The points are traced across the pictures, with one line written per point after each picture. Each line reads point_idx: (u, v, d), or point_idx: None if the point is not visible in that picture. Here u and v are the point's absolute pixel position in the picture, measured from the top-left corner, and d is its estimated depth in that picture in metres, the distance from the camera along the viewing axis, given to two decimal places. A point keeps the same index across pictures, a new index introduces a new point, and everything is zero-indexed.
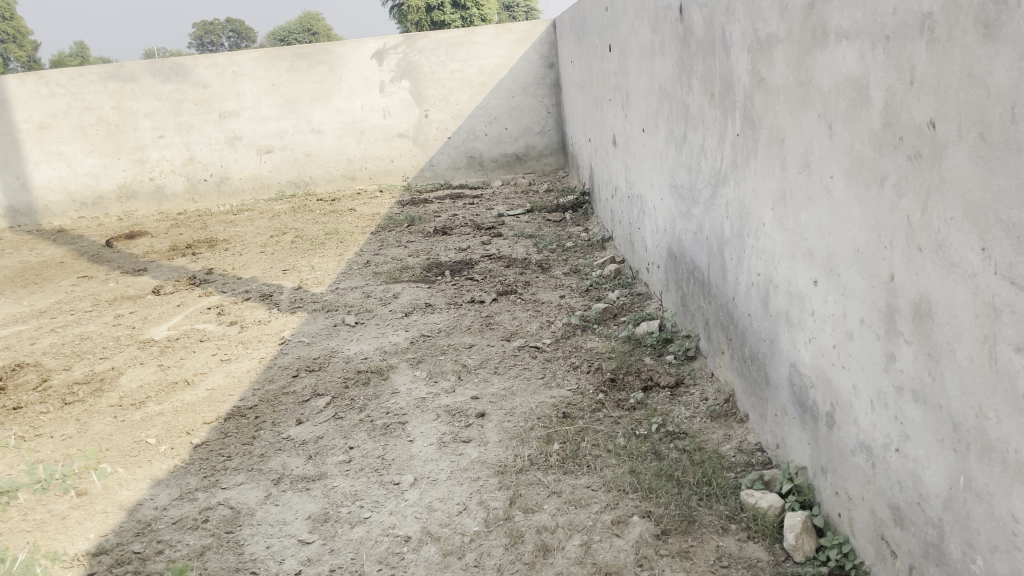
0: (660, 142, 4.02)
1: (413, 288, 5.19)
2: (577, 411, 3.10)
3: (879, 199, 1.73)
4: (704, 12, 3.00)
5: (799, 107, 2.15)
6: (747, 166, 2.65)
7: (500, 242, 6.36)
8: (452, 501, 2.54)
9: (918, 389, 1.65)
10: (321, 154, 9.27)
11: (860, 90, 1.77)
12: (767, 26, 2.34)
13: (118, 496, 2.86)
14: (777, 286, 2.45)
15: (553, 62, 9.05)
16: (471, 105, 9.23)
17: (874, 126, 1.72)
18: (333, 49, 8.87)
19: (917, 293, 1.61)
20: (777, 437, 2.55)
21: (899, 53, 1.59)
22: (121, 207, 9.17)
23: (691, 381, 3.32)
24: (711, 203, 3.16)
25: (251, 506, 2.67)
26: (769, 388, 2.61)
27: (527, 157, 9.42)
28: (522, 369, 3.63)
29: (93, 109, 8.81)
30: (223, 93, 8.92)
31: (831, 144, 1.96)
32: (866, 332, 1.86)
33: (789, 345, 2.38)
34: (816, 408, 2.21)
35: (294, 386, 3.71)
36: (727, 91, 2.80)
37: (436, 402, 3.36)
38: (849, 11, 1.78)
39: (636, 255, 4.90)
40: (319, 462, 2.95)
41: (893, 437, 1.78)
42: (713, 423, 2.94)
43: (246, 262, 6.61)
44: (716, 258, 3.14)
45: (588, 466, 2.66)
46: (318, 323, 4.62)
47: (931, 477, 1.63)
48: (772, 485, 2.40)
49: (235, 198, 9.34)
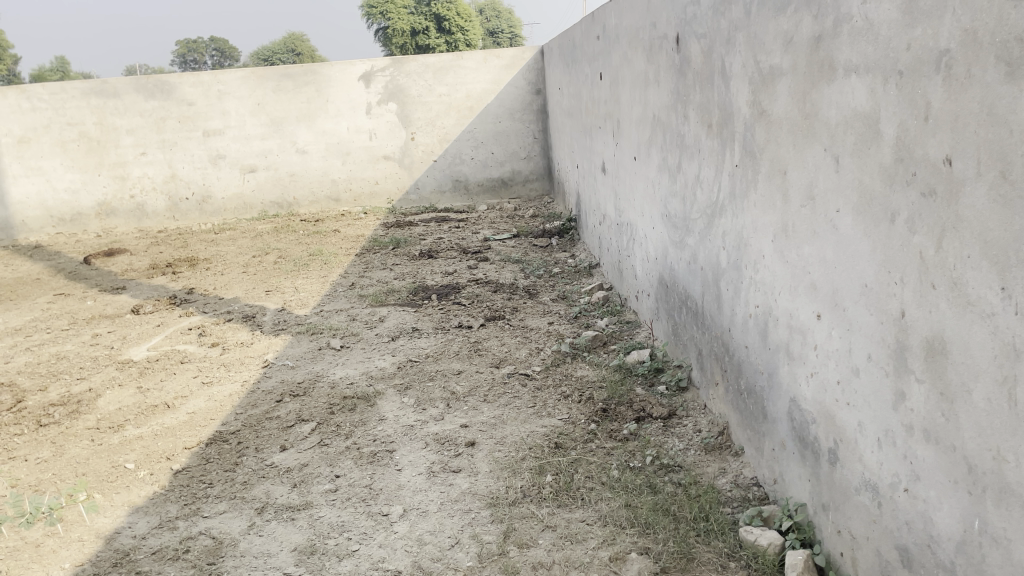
0: (652, 170, 4.02)
1: (400, 311, 5.13)
2: (569, 442, 3.05)
3: (889, 235, 1.72)
4: (703, 43, 3.00)
5: (803, 140, 2.14)
6: (745, 198, 2.63)
7: (486, 266, 6.32)
8: (443, 534, 2.47)
9: (929, 428, 1.62)
10: (305, 174, 9.21)
11: (869, 124, 1.76)
12: (770, 58, 2.33)
13: (94, 523, 2.76)
14: (777, 318, 2.43)
15: (540, 88, 9.09)
16: (458, 129, 9.23)
17: (885, 161, 1.71)
18: (321, 70, 8.87)
19: (930, 332, 1.59)
20: (774, 472, 2.51)
21: (912, 89, 1.58)
22: (101, 224, 9.04)
23: (684, 413, 3.29)
24: (706, 233, 3.15)
25: (235, 536, 2.58)
26: (766, 422, 2.58)
27: (513, 182, 9.42)
28: (512, 397, 3.57)
29: (75, 124, 8.70)
30: (207, 111, 8.85)
31: (837, 179, 1.95)
32: (874, 369, 1.84)
33: (789, 379, 2.36)
34: (818, 444, 2.18)
35: (278, 410, 3.63)
36: (726, 121, 2.79)
37: (425, 430, 3.29)
38: (859, 45, 1.78)
39: (625, 283, 4.89)
40: (305, 491, 2.87)
41: (901, 476, 1.74)
42: (707, 456, 2.90)
43: (227, 282, 6.50)
44: (711, 288, 3.12)
45: (583, 500, 2.60)
46: (303, 346, 4.54)
47: (943, 519, 1.60)
48: (771, 521, 2.36)
49: (217, 217, 9.23)
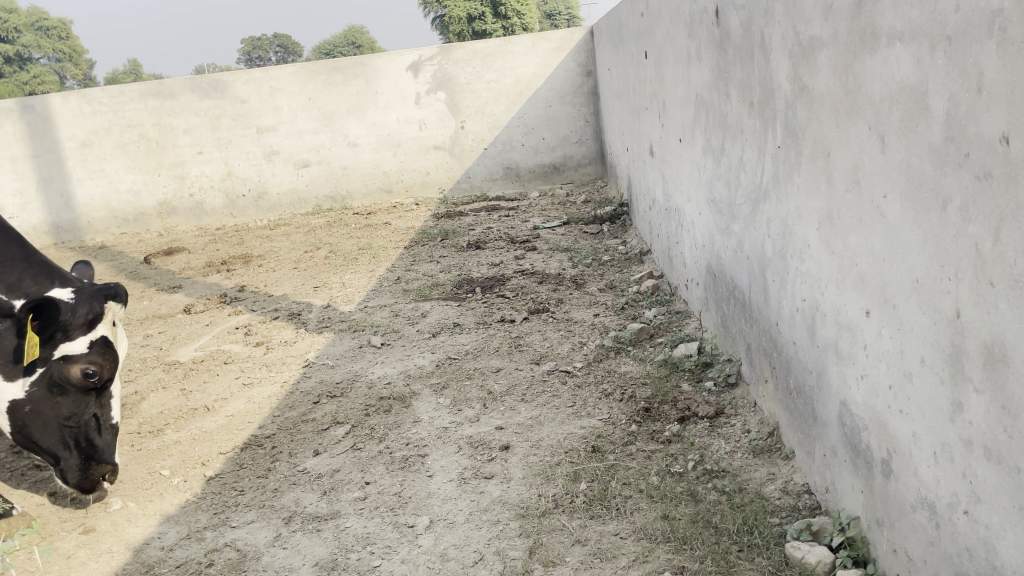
0: (697, 152, 3.79)
1: (443, 306, 5.03)
2: (608, 445, 2.89)
3: (940, 225, 1.51)
4: (742, 15, 2.78)
5: (846, 118, 1.93)
6: (790, 182, 2.41)
7: (534, 256, 6.16)
8: (469, 549, 2.38)
9: (990, 446, 1.42)
10: (357, 167, 9.19)
11: (917, 99, 1.55)
12: (810, 28, 2.12)
13: (125, 534, 2.74)
14: (824, 314, 2.22)
15: (591, 70, 8.87)
16: (508, 115, 9.08)
17: (934, 140, 1.50)
18: (369, 62, 8.86)
19: (989, 336, 1.39)
20: (826, 480, 2.31)
21: (963, 56, 1.38)
22: (162, 223, 9.18)
23: (731, 411, 3.08)
24: (751, 219, 2.93)
25: (259, 548, 2.54)
26: (817, 426, 2.37)
27: (565, 168, 9.19)
28: (551, 397, 3.43)
29: (134, 126, 8.86)
30: (260, 108, 8.90)
31: (883, 160, 1.74)
32: (928, 374, 1.63)
33: (839, 380, 2.15)
34: (870, 454, 1.97)
35: (314, 413, 3.57)
36: (767, 98, 2.57)
37: (459, 432, 3.18)
38: (903, 9, 1.56)
39: (674, 270, 4.66)
40: (334, 499, 2.80)
41: (960, 497, 1.54)
42: (755, 460, 2.70)
43: (278, 279, 6.50)
44: (758, 279, 2.90)
45: (618, 510, 2.47)
46: (344, 344, 4.48)
47: (1008, 549, 1.40)
48: (821, 536, 2.16)
49: (274, 213, 9.27)
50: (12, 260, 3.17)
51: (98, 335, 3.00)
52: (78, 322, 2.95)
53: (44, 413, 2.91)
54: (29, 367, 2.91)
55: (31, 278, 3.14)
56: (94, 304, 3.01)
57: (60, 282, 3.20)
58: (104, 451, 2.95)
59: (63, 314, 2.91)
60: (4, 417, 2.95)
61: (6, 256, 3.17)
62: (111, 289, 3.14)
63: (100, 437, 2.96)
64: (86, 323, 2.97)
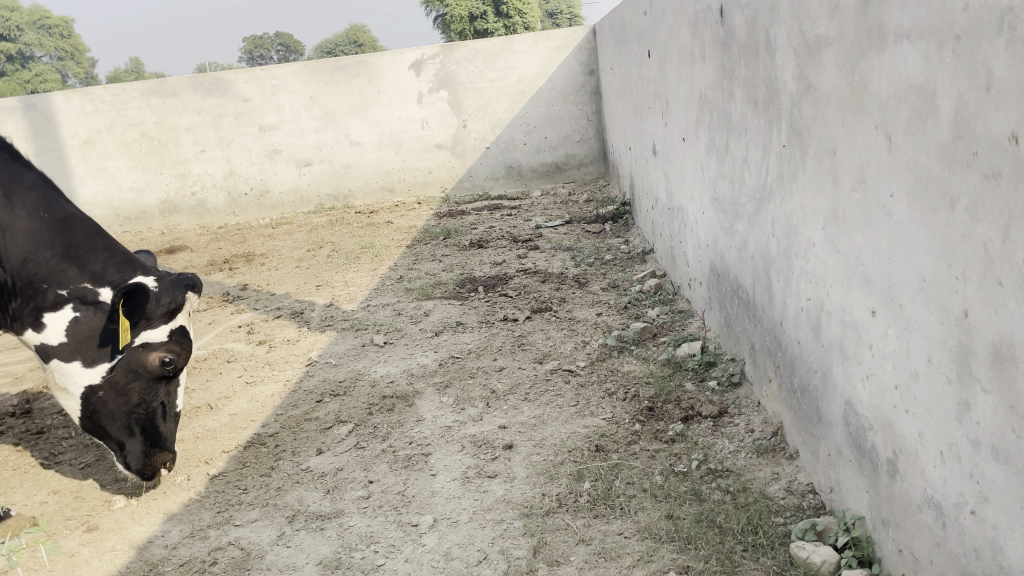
0: (700, 151, 3.78)
1: (445, 305, 5.02)
2: (611, 444, 2.89)
3: (948, 224, 1.51)
4: (747, 14, 2.78)
5: (853, 117, 1.92)
6: (795, 181, 2.41)
7: (536, 255, 6.15)
8: (473, 548, 2.38)
9: (998, 446, 1.42)
10: (359, 166, 9.18)
11: (924, 97, 1.54)
12: (816, 27, 2.11)
13: (129, 532, 2.74)
14: (829, 313, 2.22)
15: (593, 69, 8.87)
16: (510, 114, 9.07)
17: (942, 139, 1.49)
18: (371, 61, 8.86)
19: (997, 335, 1.38)
20: (831, 480, 2.30)
21: (972, 55, 1.37)
22: (164, 221, 9.17)
23: (735, 411, 3.08)
24: (756, 218, 2.92)
25: (263, 547, 2.54)
26: (821, 425, 2.37)
27: (567, 167, 9.18)
28: (554, 396, 3.42)
29: (136, 124, 8.86)
30: (262, 106, 8.90)
31: (890, 160, 1.73)
32: (934, 374, 1.63)
33: (844, 380, 2.15)
34: (875, 453, 1.97)
35: (317, 412, 3.57)
36: (772, 97, 2.57)
37: (462, 431, 3.18)
38: (911, 7, 1.55)
39: (677, 269, 4.65)
40: (337, 497, 2.79)
41: (967, 497, 1.54)
42: (759, 459, 2.70)
43: (280, 278, 6.49)
44: (762, 278, 2.89)
45: (622, 509, 2.47)
46: (346, 343, 4.48)
47: (1015, 550, 1.40)
48: (825, 536, 2.16)
49: (276, 211, 9.26)
50: (94, 247, 2.99)
51: (177, 324, 2.95)
52: (160, 311, 2.89)
53: (114, 400, 2.86)
54: (108, 352, 2.86)
55: (114, 266, 2.97)
56: (175, 293, 2.95)
57: (139, 271, 3.02)
58: (168, 438, 2.93)
59: (149, 302, 2.85)
60: (74, 402, 2.89)
61: (90, 244, 2.98)
62: (187, 279, 3.07)
63: (165, 424, 2.93)
64: (167, 312, 2.91)
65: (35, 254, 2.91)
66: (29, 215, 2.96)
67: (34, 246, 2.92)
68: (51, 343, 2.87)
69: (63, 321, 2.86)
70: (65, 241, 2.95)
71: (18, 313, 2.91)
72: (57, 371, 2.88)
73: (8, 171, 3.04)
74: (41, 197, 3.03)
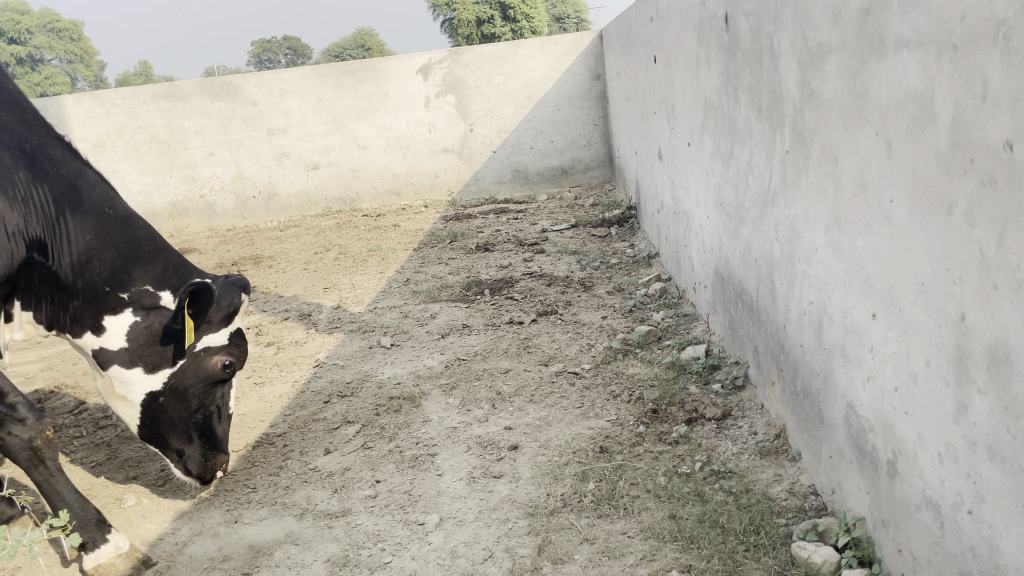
0: (705, 156, 3.81)
1: (452, 308, 5.06)
2: (616, 445, 2.92)
3: (946, 230, 1.54)
4: (751, 20, 2.81)
5: (854, 123, 1.95)
6: (798, 185, 2.44)
7: (542, 259, 6.19)
8: (478, 546, 2.41)
9: (994, 447, 1.45)
10: (366, 169, 9.23)
11: (923, 105, 1.58)
12: (818, 35, 2.14)
13: (140, 529, 2.79)
14: (831, 317, 2.25)
15: (599, 74, 8.91)
16: (517, 118, 9.12)
17: (940, 146, 1.53)
18: (379, 65, 8.93)
19: (993, 338, 1.41)
20: (832, 481, 2.33)
21: (969, 64, 1.41)
22: (173, 224, 9.25)
23: (739, 413, 3.10)
24: (759, 223, 2.95)
25: (271, 544, 2.58)
26: (823, 427, 2.40)
27: (573, 171, 9.21)
28: (559, 398, 3.46)
29: (146, 127, 8.95)
30: (271, 110, 8.97)
31: (890, 166, 1.76)
32: (933, 376, 1.66)
33: (845, 382, 2.18)
34: (876, 454, 2.00)
35: (325, 412, 3.61)
36: (776, 103, 2.60)
37: (468, 432, 3.22)
38: (910, 17, 1.59)
39: (683, 274, 4.68)
40: (345, 496, 2.83)
41: (965, 497, 1.57)
42: (762, 461, 2.72)
43: (288, 280, 6.54)
44: (766, 282, 2.92)
45: (626, 510, 2.50)
46: (354, 345, 4.52)
47: (1011, 548, 1.42)
48: (827, 536, 2.18)
49: (284, 214, 9.32)
50: (155, 248, 2.97)
51: (234, 326, 2.90)
52: (220, 315, 2.83)
53: (174, 406, 2.81)
54: (168, 357, 2.81)
55: (162, 264, 2.92)
56: (233, 296, 2.87)
57: (195, 275, 2.99)
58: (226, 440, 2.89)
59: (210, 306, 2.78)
60: (133, 410, 2.85)
61: (152, 245, 2.97)
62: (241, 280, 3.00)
63: (223, 425, 2.89)
64: (226, 315, 2.85)
65: (100, 253, 2.88)
66: (94, 212, 2.94)
67: (99, 244, 2.89)
68: (111, 348, 2.82)
69: (124, 325, 2.82)
70: (131, 242, 2.93)
71: (78, 315, 2.86)
72: (116, 380, 2.83)
73: (71, 167, 3.01)
74: (104, 194, 3.02)
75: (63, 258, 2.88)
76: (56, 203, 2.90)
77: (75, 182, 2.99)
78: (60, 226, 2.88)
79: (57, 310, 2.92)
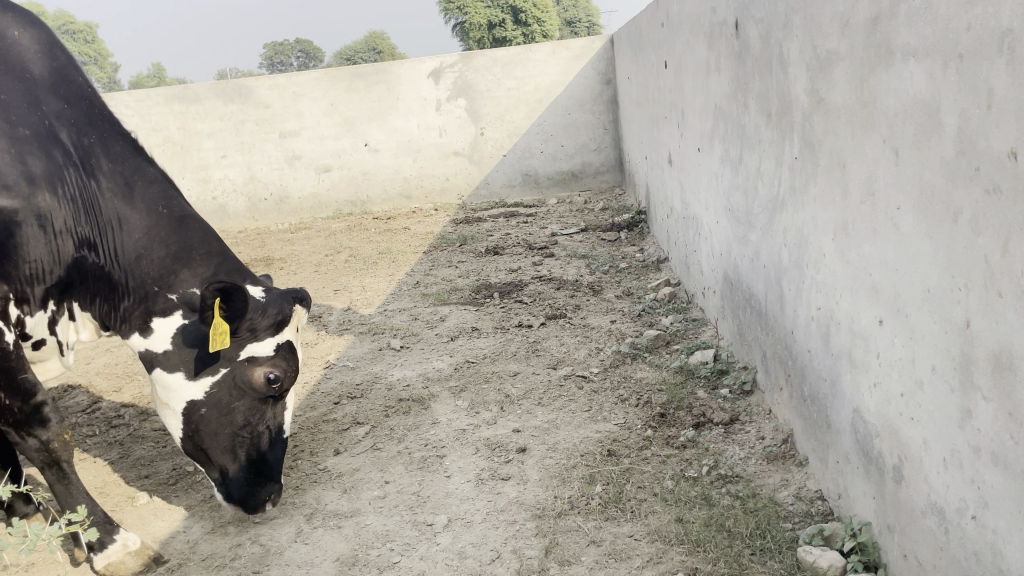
0: (715, 161, 3.83)
1: (461, 311, 5.09)
2: (623, 449, 2.94)
3: (952, 237, 1.55)
4: (762, 27, 2.83)
5: (861, 130, 1.97)
6: (806, 191, 2.45)
7: (551, 263, 6.21)
8: (485, 547, 2.43)
9: (998, 452, 1.46)
10: (377, 172, 9.28)
11: (929, 113, 1.59)
12: (828, 42, 2.16)
13: (152, 527, 2.82)
14: (838, 322, 2.26)
15: (610, 79, 8.93)
16: (528, 122, 9.15)
17: (946, 154, 1.54)
18: (390, 68, 8.99)
19: (997, 344, 1.43)
20: (839, 486, 2.34)
21: (975, 73, 1.42)
22: None
23: (747, 418, 3.11)
24: (768, 229, 2.97)
25: (281, 544, 2.61)
26: (830, 432, 2.41)
27: (583, 175, 9.22)
28: (567, 401, 3.48)
29: (160, 129, 9.05)
30: (283, 113, 9.03)
31: (897, 173, 1.78)
32: (938, 382, 1.67)
33: (851, 388, 2.19)
34: (882, 459, 2.01)
35: (335, 413, 3.64)
36: (785, 110, 2.62)
37: (477, 434, 3.24)
38: (917, 26, 1.60)
39: (692, 279, 4.69)
40: (354, 497, 2.86)
41: (969, 502, 1.58)
42: (769, 466, 2.74)
43: (300, 282, 6.59)
44: (774, 287, 2.93)
45: (632, 513, 2.51)
46: (364, 347, 4.55)
47: (1014, 553, 1.44)
48: (832, 541, 2.19)
49: (295, 216, 9.38)
50: (209, 249, 2.89)
51: (284, 338, 2.75)
52: (266, 323, 2.70)
53: (217, 419, 2.72)
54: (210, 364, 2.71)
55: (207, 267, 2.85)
56: (283, 305, 2.74)
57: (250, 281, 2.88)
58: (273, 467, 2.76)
59: (251, 311, 2.65)
60: (173, 417, 2.78)
61: (204, 245, 2.89)
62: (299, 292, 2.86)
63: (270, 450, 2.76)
64: (273, 324, 2.72)
65: (149, 252, 2.83)
66: (150, 209, 2.90)
67: (149, 243, 2.84)
68: (151, 348, 2.79)
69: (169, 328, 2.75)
70: (182, 242, 2.87)
71: (126, 314, 2.81)
72: (161, 385, 2.77)
73: (131, 163, 2.99)
74: (162, 191, 2.97)
75: (115, 256, 2.85)
76: (108, 198, 2.89)
77: (132, 178, 2.95)
78: (112, 222, 2.87)
79: (109, 309, 2.88)
